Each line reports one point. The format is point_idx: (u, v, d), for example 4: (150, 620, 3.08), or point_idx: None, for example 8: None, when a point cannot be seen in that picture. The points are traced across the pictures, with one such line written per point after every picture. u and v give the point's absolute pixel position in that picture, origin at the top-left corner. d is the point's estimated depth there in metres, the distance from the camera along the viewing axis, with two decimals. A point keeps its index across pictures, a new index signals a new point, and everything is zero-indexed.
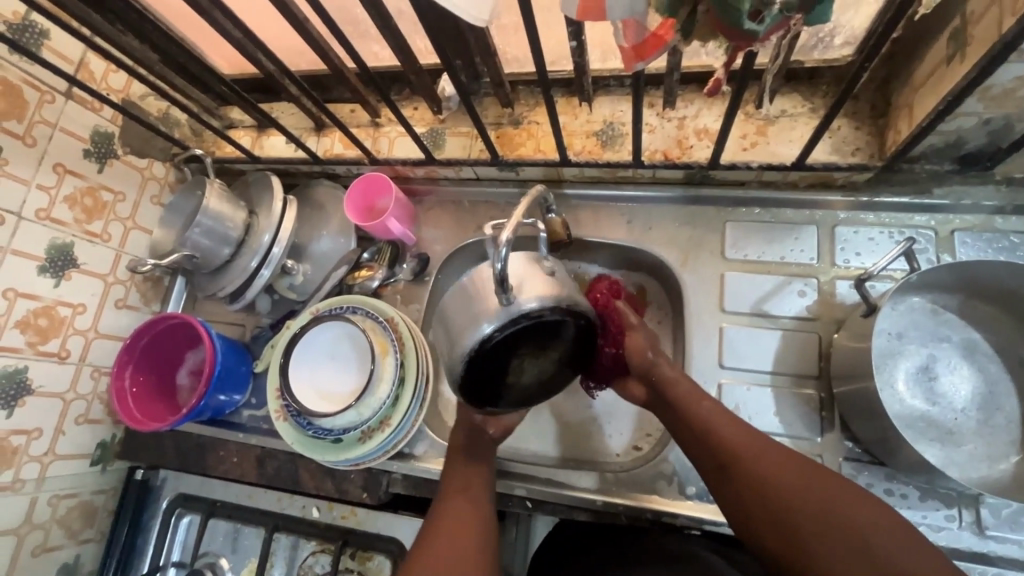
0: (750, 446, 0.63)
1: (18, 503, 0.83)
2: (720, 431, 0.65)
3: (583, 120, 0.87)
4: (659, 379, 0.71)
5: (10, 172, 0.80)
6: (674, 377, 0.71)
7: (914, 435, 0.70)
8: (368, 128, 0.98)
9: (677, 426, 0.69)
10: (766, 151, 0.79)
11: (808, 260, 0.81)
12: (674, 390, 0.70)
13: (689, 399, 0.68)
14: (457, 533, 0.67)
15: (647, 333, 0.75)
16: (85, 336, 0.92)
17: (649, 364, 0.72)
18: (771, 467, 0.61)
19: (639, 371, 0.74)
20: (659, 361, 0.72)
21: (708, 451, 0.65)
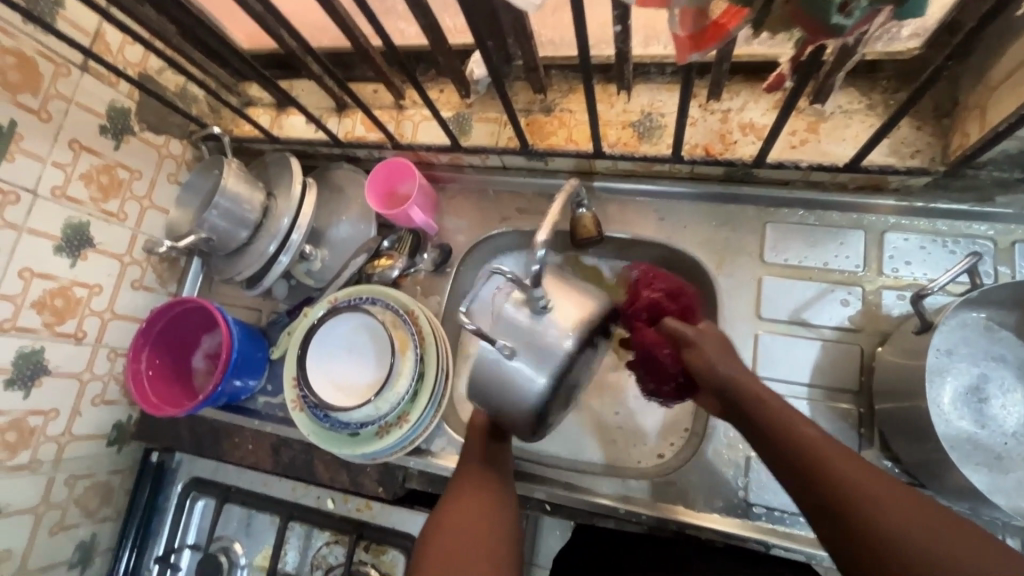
0: (853, 469, 0.54)
1: (35, 483, 0.83)
2: (818, 451, 0.56)
3: (619, 109, 0.82)
4: (745, 395, 0.63)
5: (25, 147, 0.78)
6: (758, 393, 0.63)
7: (960, 458, 0.66)
8: (391, 110, 0.94)
9: (767, 443, 0.60)
10: (817, 150, 0.74)
11: (854, 267, 0.77)
12: (763, 405, 0.62)
13: (773, 410, 0.61)
14: (475, 528, 0.64)
15: (715, 342, 0.67)
16: (102, 317, 0.90)
17: (725, 377, 0.64)
18: (877, 489, 0.52)
19: (718, 387, 0.65)
20: (737, 372, 0.64)
21: (804, 474, 0.56)
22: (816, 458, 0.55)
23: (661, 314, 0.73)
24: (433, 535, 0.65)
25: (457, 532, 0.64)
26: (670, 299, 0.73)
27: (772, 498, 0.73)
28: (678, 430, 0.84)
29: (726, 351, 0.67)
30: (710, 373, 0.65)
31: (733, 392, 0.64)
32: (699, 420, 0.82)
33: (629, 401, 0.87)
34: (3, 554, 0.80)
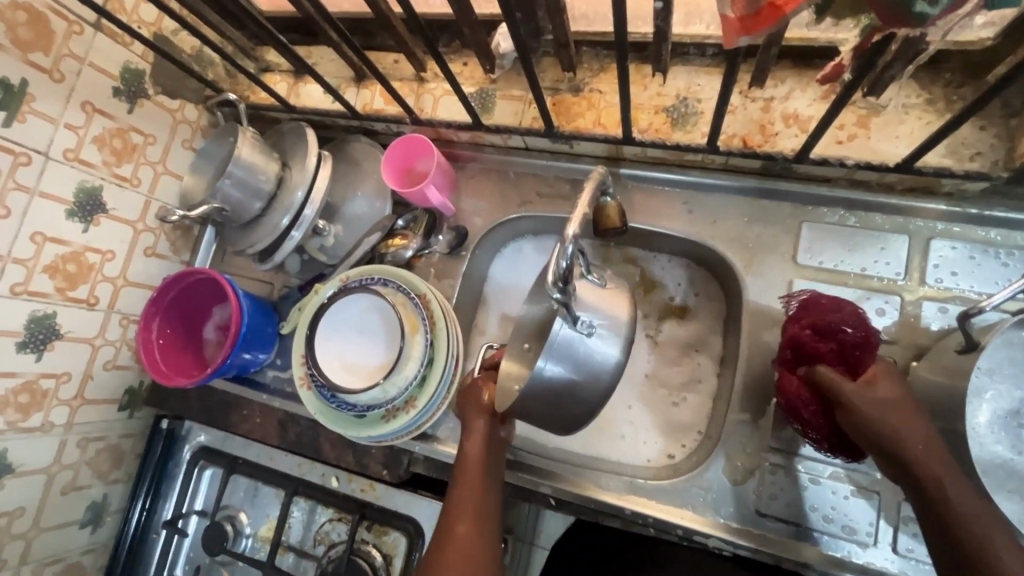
0: (973, 503, 0.54)
1: (47, 444, 0.84)
2: (944, 488, 0.55)
3: (653, 93, 0.77)
4: (893, 441, 0.57)
5: (37, 108, 0.76)
6: (911, 444, 0.56)
7: (992, 484, 0.61)
8: (412, 83, 0.90)
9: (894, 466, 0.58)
10: (865, 147, 0.68)
11: (894, 275, 0.72)
12: (896, 438, 0.57)
13: (899, 432, 0.57)
14: (469, 563, 0.63)
15: (877, 402, 0.58)
16: (114, 283, 0.89)
17: (891, 439, 0.57)
18: (977, 516, 0.53)
19: (886, 449, 0.58)
20: (901, 431, 0.57)
21: (930, 500, 0.56)
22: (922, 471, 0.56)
23: (814, 358, 0.64)
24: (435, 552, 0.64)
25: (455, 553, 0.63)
26: (821, 338, 0.64)
27: (785, 511, 0.70)
28: (689, 432, 0.81)
29: (890, 407, 0.58)
30: (870, 435, 0.58)
31: (903, 457, 0.57)
32: (713, 424, 0.79)
33: (642, 400, 0.84)
34: (16, 511, 0.82)
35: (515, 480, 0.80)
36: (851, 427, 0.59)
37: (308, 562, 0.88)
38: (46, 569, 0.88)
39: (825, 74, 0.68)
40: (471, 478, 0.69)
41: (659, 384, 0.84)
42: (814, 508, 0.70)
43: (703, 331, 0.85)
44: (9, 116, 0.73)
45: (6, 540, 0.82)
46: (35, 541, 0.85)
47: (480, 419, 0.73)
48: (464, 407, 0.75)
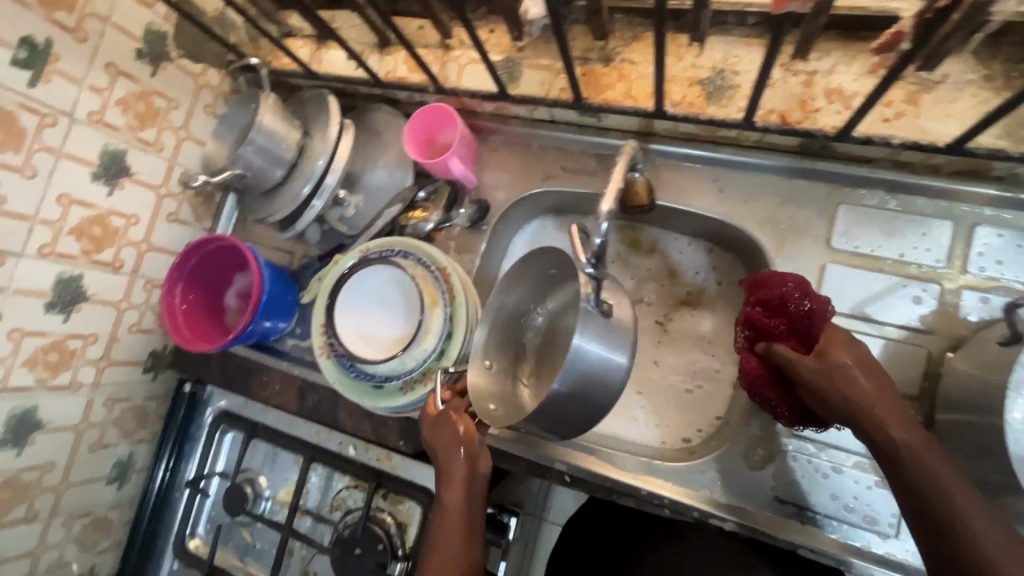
0: (951, 481, 0.51)
1: (76, 402, 0.87)
2: (898, 446, 0.54)
3: (688, 64, 0.74)
4: (835, 395, 0.57)
5: (61, 69, 0.75)
6: (851, 397, 0.56)
7: None
8: (436, 50, 0.87)
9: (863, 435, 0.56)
10: (913, 126, 0.65)
11: (934, 262, 0.69)
12: (852, 401, 0.56)
13: (838, 386, 0.57)
14: None
15: (820, 366, 0.58)
16: (139, 248, 0.90)
17: (832, 393, 0.57)
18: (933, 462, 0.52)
19: (829, 405, 0.58)
20: (841, 387, 0.56)
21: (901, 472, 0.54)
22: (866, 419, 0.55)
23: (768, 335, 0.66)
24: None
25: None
26: (770, 315, 0.66)
27: (805, 498, 0.69)
28: (708, 416, 0.80)
29: (840, 370, 0.57)
30: (830, 401, 0.57)
31: (850, 410, 0.56)
32: (733, 408, 0.78)
33: (662, 383, 0.83)
34: (46, 465, 0.85)
35: (532, 455, 0.80)
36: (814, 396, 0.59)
37: (325, 527, 0.90)
38: (76, 521, 0.91)
39: (879, 44, 0.62)
40: (451, 525, 0.68)
41: (679, 367, 0.83)
42: (835, 496, 0.68)
43: (727, 314, 0.83)
44: (35, 76, 0.73)
45: (38, 492, 0.85)
46: (64, 495, 0.88)
47: (457, 446, 0.71)
48: (439, 431, 0.73)
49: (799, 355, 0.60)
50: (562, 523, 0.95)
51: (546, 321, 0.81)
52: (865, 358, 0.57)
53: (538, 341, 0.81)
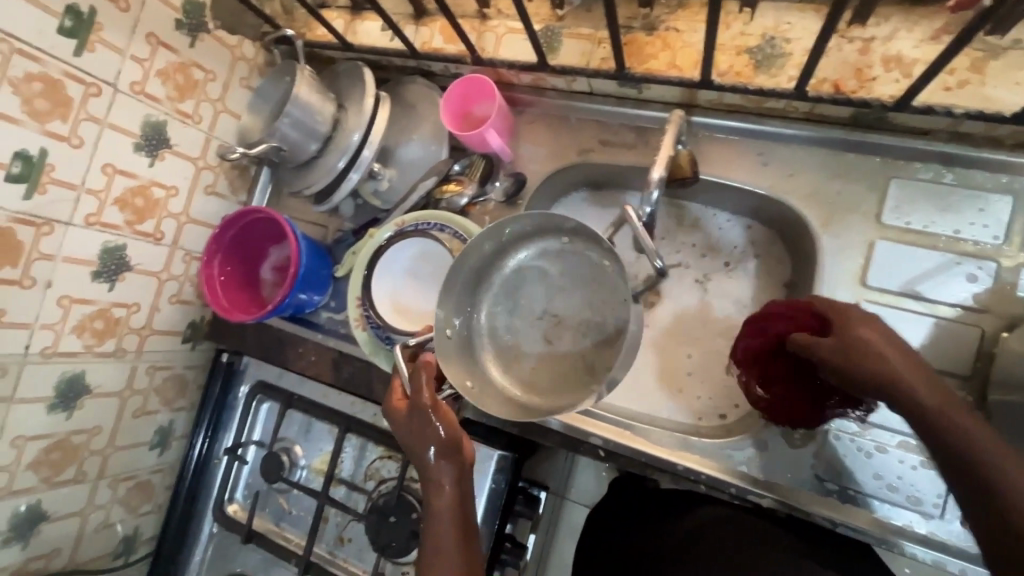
0: (983, 439, 0.52)
1: (121, 369, 0.89)
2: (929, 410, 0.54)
3: (736, 32, 0.71)
4: (853, 365, 0.57)
5: (105, 38, 0.76)
6: (870, 365, 0.56)
7: None
8: (474, 20, 0.86)
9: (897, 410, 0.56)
10: (976, 95, 0.62)
11: (991, 239, 0.67)
12: (881, 372, 0.56)
13: (857, 355, 0.57)
14: None
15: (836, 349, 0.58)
16: (178, 220, 0.92)
17: (850, 364, 0.57)
18: (967, 423, 0.52)
19: (848, 377, 0.57)
20: (858, 357, 0.57)
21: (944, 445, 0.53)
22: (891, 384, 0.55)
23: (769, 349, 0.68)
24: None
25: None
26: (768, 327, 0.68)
27: (847, 477, 0.68)
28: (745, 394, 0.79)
29: (853, 343, 0.57)
30: (854, 378, 0.57)
31: (871, 379, 0.56)
32: None
33: (698, 360, 0.82)
34: (94, 429, 0.88)
35: (567, 430, 0.80)
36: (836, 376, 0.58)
37: (359, 495, 0.92)
38: (121, 484, 0.94)
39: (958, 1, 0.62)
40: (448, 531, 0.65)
41: (715, 344, 0.82)
42: (879, 476, 0.67)
43: (765, 291, 0.82)
44: (80, 45, 0.73)
45: (86, 455, 0.88)
46: (111, 458, 0.91)
47: (433, 438, 0.68)
48: (407, 430, 0.70)
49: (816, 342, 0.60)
50: (590, 503, 0.95)
51: (515, 269, 0.80)
52: (877, 326, 0.58)
53: (500, 292, 0.80)
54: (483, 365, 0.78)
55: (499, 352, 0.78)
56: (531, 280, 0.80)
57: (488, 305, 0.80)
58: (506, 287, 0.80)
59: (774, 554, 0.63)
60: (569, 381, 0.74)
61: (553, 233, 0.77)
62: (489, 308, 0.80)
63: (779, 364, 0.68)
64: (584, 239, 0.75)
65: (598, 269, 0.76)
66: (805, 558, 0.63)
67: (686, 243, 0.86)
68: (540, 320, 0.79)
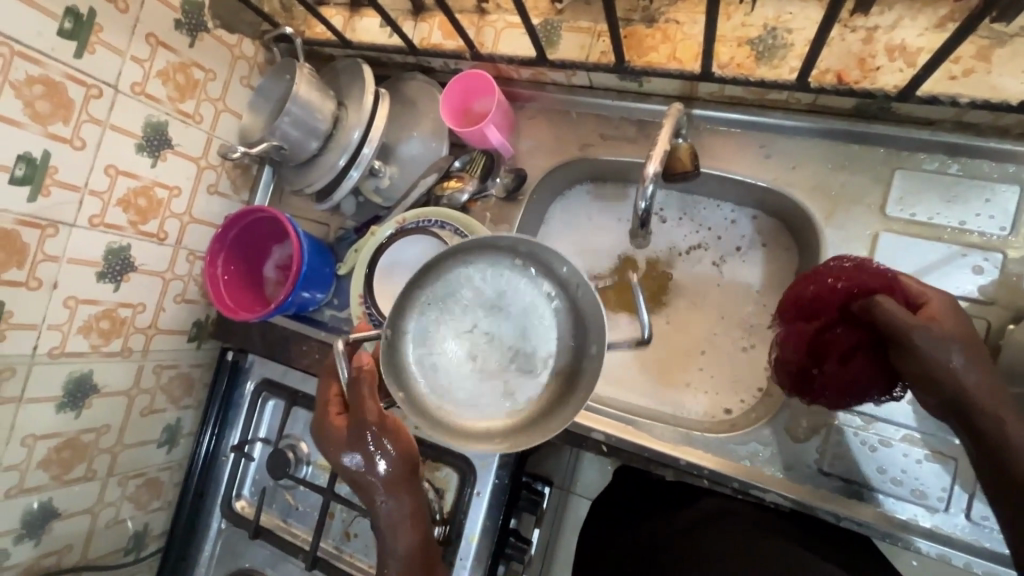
0: None
1: (128, 368, 0.90)
2: (1001, 422, 0.54)
3: (737, 23, 0.71)
4: (932, 355, 0.56)
5: (105, 40, 0.76)
6: (949, 363, 0.56)
7: None
8: (472, 14, 0.85)
9: (958, 415, 0.56)
10: (982, 84, 0.61)
11: (998, 230, 0.66)
12: (958, 372, 0.55)
13: (942, 346, 0.56)
14: None
15: (930, 333, 0.56)
16: (181, 219, 0.92)
17: (930, 354, 0.56)
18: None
19: (921, 366, 0.57)
20: (942, 350, 0.56)
21: (1001, 466, 0.53)
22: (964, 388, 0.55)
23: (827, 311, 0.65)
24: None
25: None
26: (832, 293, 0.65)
27: (851, 471, 0.68)
28: (748, 388, 0.79)
29: (943, 334, 0.56)
30: (929, 375, 0.57)
31: (945, 376, 0.56)
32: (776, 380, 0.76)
33: (702, 355, 0.82)
34: (103, 427, 0.89)
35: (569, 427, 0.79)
36: (905, 366, 0.58)
37: None
38: (130, 481, 0.96)
39: None
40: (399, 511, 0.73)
41: (718, 339, 0.82)
42: (883, 470, 0.67)
43: (769, 285, 0.81)
44: (80, 47, 0.74)
45: (95, 453, 0.89)
46: (120, 456, 0.92)
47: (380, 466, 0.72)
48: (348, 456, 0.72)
49: (904, 315, 0.57)
50: (591, 496, 0.96)
51: (449, 277, 0.73)
52: (964, 327, 0.57)
53: (433, 293, 0.73)
54: (404, 370, 0.71)
55: (423, 362, 0.72)
56: (456, 291, 0.73)
57: (421, 306, 0.72)
58: (439, 297, 0.73)
59: (774, 545, 0.63)
60: (486, 401, 0.71)
61: (508, 252, 0.72)
62: (420, 312, 0.73)
63: (835, 332, 0.66)
64: (537, 263, 0.71)
65: (540, 298, 0.72)
66: (806, 550, 0.63)
67: (693, 232, 0.85)
68: (467, 334, 0.73)
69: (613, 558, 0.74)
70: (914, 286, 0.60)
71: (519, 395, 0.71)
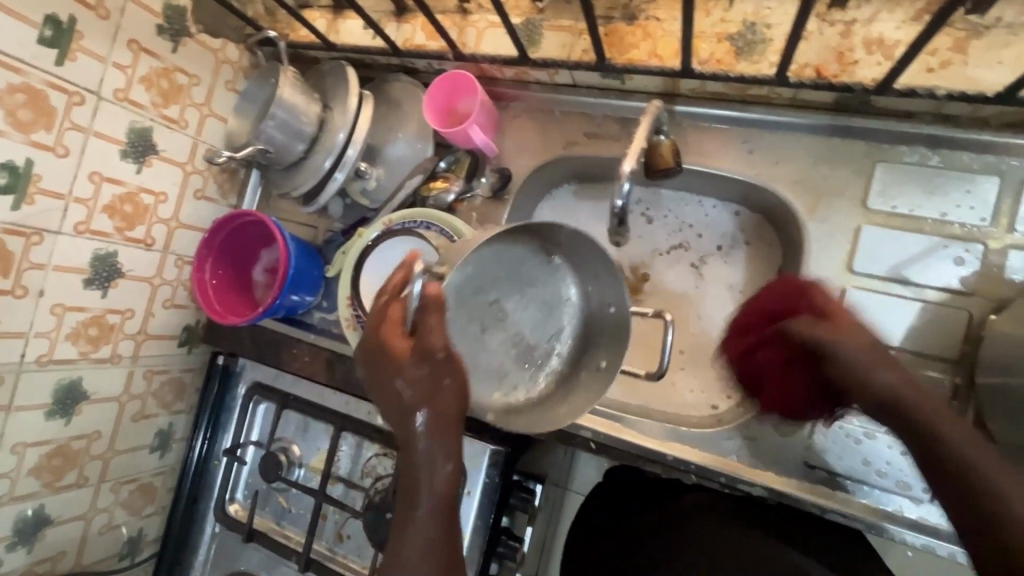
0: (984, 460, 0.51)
1: (117, 374, 0.90)
2: (925, 420, 0.55)
3: (716, 19, 0.71)
4: (841, 363, 0.60)
5: (86, 47, 0.76)
6: (863, 367, 0.59)
7: None
8: (454, 15, 0.85)
9: (887, 418, 0.58)
10: (959, 75, 0.61)
11: (979, 221, 0.66)
12: (875, 377, 0.58)
13: (852, 355, 0.60)
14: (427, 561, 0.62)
15: (834, 336, 0.61)
16: (168, 225, 0.92)
17: (841, 362, 0.60)
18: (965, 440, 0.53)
19: (840, 374, 0.61)
20: (853, 356, 0.60)
21: (937, 463, 0.54)
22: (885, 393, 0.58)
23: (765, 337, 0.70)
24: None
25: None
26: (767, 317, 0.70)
27: (837, 464, 0.68)
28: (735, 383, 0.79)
29: (849, 343, 0.60)
30: (851, 380, 0.60)
31: (866, 379, 0.59)
32: None
33: (689, 352, 0.82)
34: (93, 434, 0.89)
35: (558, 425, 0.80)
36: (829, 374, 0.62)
37: (356, 493, 0.93)
38: (123, 487, 0.96)
39: None
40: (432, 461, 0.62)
41: (704, 334, 0.82)
42: (868, 462, 0.67)
43: (754, 279, 0.82)
44: (61, 54, 0.74)
45: (87, 459, 0.89)
46: (111, 462, 0.93)
47: (434, 409, 0.61)
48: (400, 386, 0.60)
49: (811, 329, 0.63)
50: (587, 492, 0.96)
51: (496, 248, 0.68)
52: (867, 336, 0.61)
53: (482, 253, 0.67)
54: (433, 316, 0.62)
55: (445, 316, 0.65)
56: (490, 266, 0.69)
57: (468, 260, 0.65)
58: (482, 260, 0.68)
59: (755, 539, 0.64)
60: (477, 379, 0.69)
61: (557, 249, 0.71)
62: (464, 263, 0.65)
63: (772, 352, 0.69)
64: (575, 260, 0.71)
65: (560, 300, 0.72)
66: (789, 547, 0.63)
67: (679, 231, 0.85)
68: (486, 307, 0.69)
69: (602, 551, 0.75)
70: (820, 294, 0.65)
71: (511, 381, 0.72)
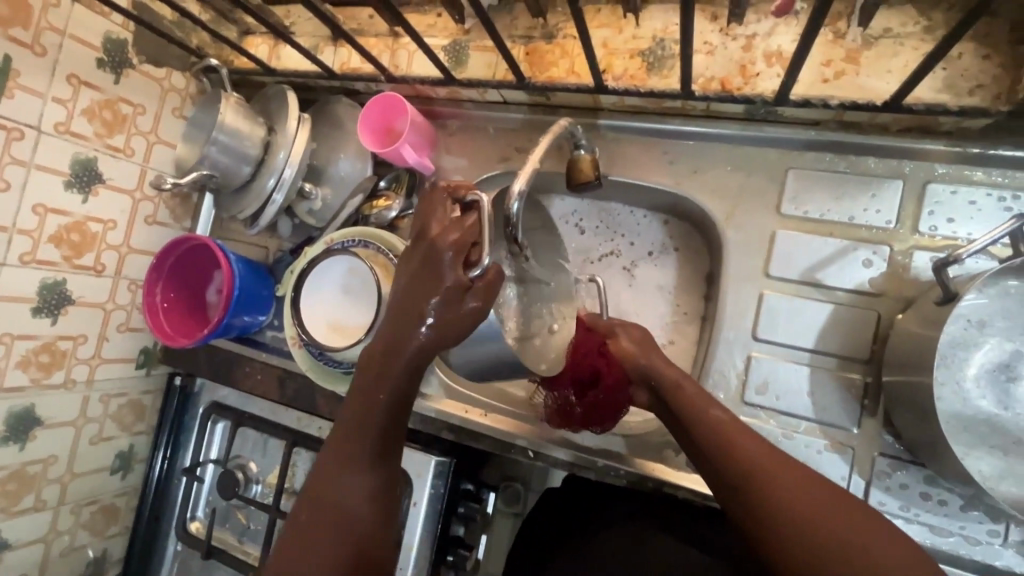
0: (746, 443, 0.55)
1: (72, 399, 0.92)
2: (692, 407, 0.60)
3: (628, 36, 0.73)
4: (636, 367, 0.66)
5: (23, 84, 0.78)
6: (650, 365, 0.65)
7: (959, 435, 0.60)
8: (386, 39, 0.87)
9: (692, 454, 0.60)
10: (852, 85, 0.63)
11: (885, 223, 0.68)
12: (662, 378, 0.63)
13: (643, 360, 0.65)
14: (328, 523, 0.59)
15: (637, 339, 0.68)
16: (119, 251, 0.95)
17: (644, 367, 0.65)
18: (727, 422, 0.57)
19: (640, 377, 0.66)
20: (648, 359, 0.65)
21: (701, 453, 0.58)
22: (671, 394, 0.62)
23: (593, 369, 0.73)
24: (291, 527, 0.60)
25: (307, 526, 0.59)
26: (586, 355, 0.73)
27: None
28: None
29: (643, 348, 0.67)
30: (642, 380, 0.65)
31: (657, 379, 0.64)
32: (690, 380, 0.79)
33: None
34: (50, 458, 0.91)
35: (497, 433, 0.83)
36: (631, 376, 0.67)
37: None
38: (83, 509, 0.98)
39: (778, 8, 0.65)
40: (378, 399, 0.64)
41: None
42: None
43: (684, 285, 0.85)
44: None
45: (44, 484, 0.91)
46: (70, 485, 0.94)
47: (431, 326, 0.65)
48: (426, 312, 0.65)
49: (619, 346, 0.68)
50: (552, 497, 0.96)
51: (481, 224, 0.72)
52: (646, 341, 0.68)
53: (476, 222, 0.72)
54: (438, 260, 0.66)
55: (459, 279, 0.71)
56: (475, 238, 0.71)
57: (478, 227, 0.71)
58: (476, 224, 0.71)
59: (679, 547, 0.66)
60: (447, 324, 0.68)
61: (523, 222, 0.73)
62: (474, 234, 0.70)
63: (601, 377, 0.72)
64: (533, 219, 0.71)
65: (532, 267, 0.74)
66: (695, 548, 0.66)
67: (611, 238, 0.89)
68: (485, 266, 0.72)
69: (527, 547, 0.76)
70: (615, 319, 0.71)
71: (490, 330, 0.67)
